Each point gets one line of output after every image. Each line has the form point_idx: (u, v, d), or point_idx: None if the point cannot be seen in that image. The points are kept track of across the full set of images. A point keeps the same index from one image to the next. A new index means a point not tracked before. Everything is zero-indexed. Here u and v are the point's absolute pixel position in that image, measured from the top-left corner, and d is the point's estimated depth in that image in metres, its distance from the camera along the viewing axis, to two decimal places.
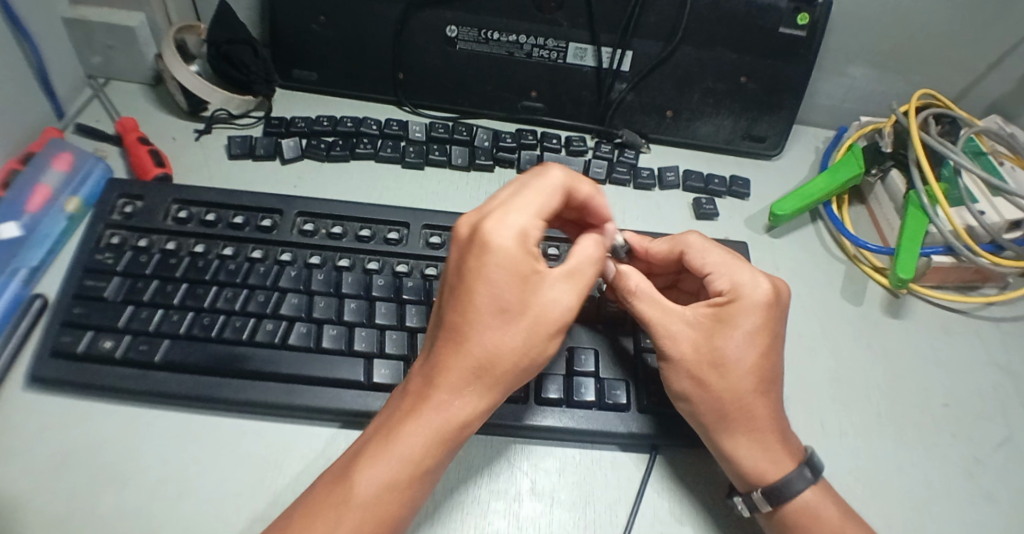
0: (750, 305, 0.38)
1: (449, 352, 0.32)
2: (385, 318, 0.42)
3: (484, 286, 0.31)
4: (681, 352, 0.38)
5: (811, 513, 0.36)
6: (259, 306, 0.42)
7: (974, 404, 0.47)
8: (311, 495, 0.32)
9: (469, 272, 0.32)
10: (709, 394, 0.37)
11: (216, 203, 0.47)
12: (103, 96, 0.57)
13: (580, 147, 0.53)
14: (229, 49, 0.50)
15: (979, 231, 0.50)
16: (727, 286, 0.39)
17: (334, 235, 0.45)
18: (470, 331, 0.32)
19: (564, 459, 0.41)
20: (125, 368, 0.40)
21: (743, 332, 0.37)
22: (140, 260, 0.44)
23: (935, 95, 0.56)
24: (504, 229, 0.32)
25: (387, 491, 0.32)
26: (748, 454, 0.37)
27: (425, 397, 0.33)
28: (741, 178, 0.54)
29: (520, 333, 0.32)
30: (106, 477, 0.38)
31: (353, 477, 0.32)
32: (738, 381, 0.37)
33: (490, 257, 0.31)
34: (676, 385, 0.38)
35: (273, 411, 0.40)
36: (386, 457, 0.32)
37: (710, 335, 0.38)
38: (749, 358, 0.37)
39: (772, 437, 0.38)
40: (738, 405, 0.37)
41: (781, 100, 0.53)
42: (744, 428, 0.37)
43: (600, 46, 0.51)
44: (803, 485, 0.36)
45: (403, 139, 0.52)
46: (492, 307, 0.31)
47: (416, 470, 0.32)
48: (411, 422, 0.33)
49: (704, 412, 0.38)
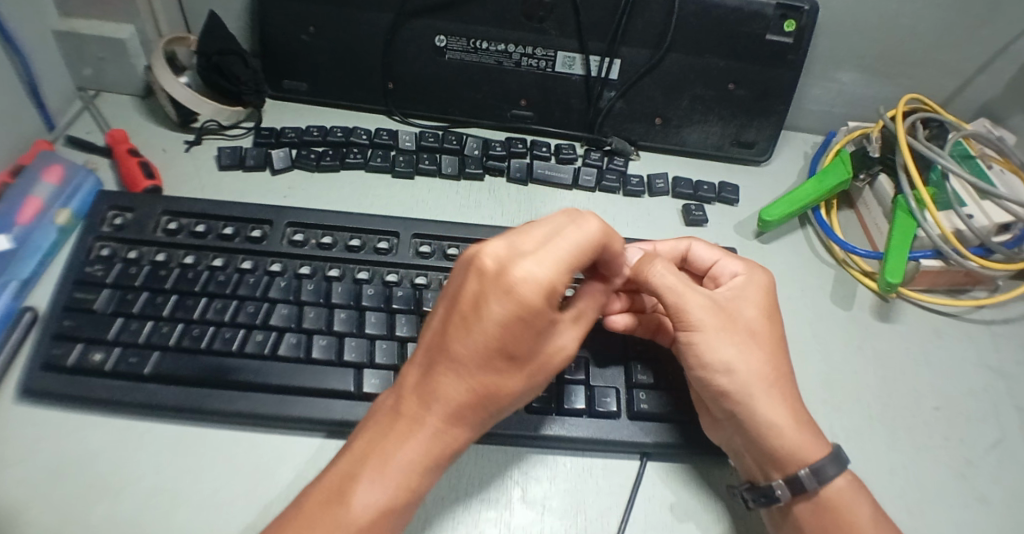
0: (763, 284, 0.41)
1: (453, 387, 0.31)
2: (375, 327, 0.42)
3: (505, 334, 0.29)
4: (719, 320, 0.38)
5: (854, 495, 0.37)
6: (249, 317, 0.42)
7: (965, 406, 0.47)
8: (301, 506, 0.32)
9: (489, 320, 0.29)
10: (751, 360, 0.38)
11: (207, 214, 0.47)
12: (94, 108, 0.57)
13: (570, 155, 0.53)
14: (221, 60, 0.51)
15: (968, 235, 0.50)
16: (739, 268, 0.42)
17: (324, 245, 0.45)
18: (479, 375, 0.31)
19: (556, 467, 0.41)
20: (115, 380, 0.40)
21: (761, 306, 0.40)
22: (130, 272, 0.44)
23: (923, 100, 0.57)
24: (533, 276, 0.29)
25: (380, 515, 0.31)
26: (789, 426, 0.37)
27: (420, 427, 0.32)
28: (730, 184, 0.54)
29: (525, 375, 0.32)
30: (97, 489, 0.38)
31: (344, 503, 0.31)
32: (767, 346, 0.39)
33: (520, 309, 0.29)
34: (723, 352, 0.37)
35: (264, 422, 0.40)
36: (379, 483, 0.31)
37: (733, 307, 0.39)
38: (772, 327, 0.39)
39: (800, 410, 0.38)
40: (775, 372, 0.38)
41: (769, 106, 0.53)
42: (782, 397, 0.38)
43: (589, 54, 0.51)
44: (835, 470, 0.36)
45: (394, 148, 0.52)
46: (507, 354, 0.30)
47: (407, 495, 0.32)
48: (407, 451, 0.32)
49: (747, 380, 0.37)
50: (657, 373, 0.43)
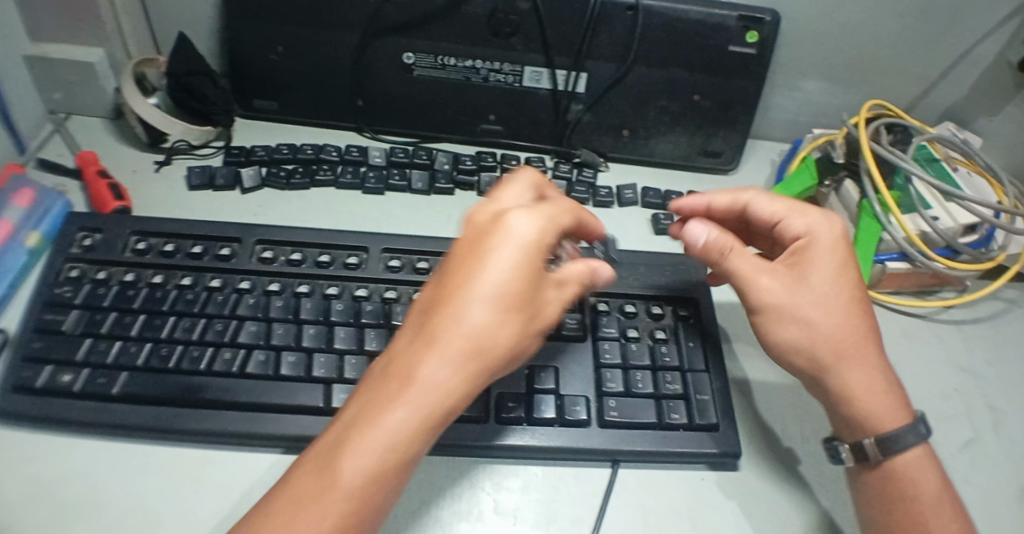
0: (827, 242, 0.39)
1: (451, 329, 0.29)
2: (343, 342, 0.42)
3: (506, 269, 0.30)
4: (780, 295, 0.38)
5: (913, 471, 0.36)
6: (217, 335, 0.42)
7: (937, 405, 0.48)
8: (278, 484, 0.29)
9: (484, 254, 0.30)
10: (829, 336, 0.37)
11: (176, 233, 0.47)
12: (66, 131, 0.57)
13: (539, 167, 0.53)
14: (190, 81, 0.52)
15: (933, 237, 0.51)
16: (802, 228, 0.40)
17: (293, 262, 0.45)
18: (476, 313, 0.29)
19: (528, 477, 0.41)
20: (84, 400, 0.40)
21: (828, 268, 0.38)
22: (98, 293, 0.43)
23: (887, 106, 0.58)
24: (525, 225, 0.31)
25: (370, 484, 0.28)
26: (877, 391, 0.37)
27: (410, 384, 0.29)
28: (699, 193, 0.54)
29: (521, 322, 0.30)
30: (63, 514, 0.37)
31: (321, 475, 0.28)
32: (860, 312, 0.38)
33: (508, 243, 0.30)
34: (783, 332, 0.38)
35: (232, 439, 0.40)
36: (362, 449, 0.28)
37: (803, 277, 0.38)
38: (851, 291, 0.38)
39: (882, 373, 0.38)
40: (846, 341, 0.38)
41: (734, 116, 0.54)
42: (855, 364, 0.38)
43: (555, 68, 0.52)
44: (912, 441, 0.36)
45: (364, 165, 0.52)
46: (507, 295, 0.30)
47: (395, 465, 0.28)
48: (390, 414, 0.28)
49: (818, 356, 0.38)
50: (629, 381, 0.42)
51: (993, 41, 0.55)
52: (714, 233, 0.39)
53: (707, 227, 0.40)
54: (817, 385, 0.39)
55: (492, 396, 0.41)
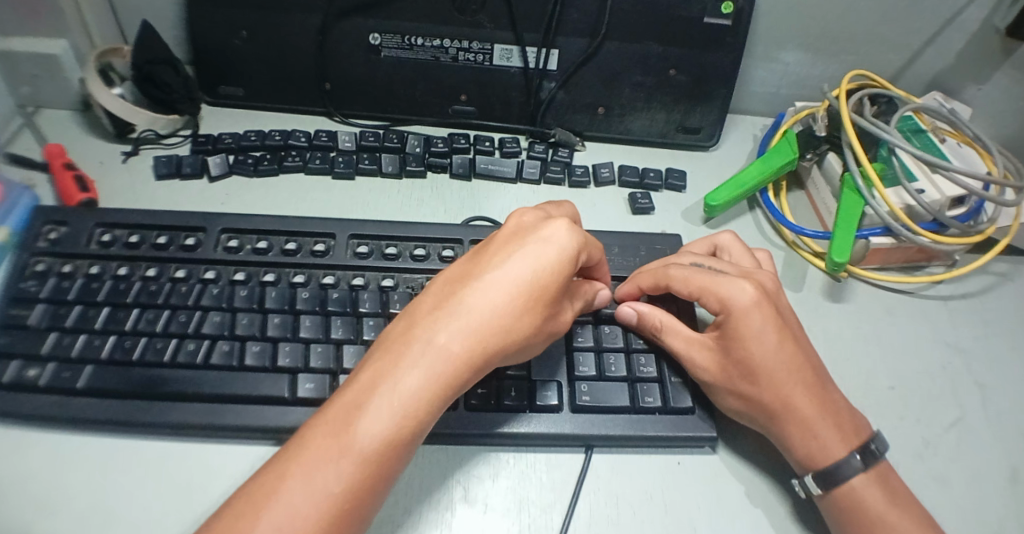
0: (741, 312, 0.38)
1: (468, 309, 0.33)
2: (309, 331, 0.41)
3: (528, 262, 0.34)
4: (710, 373, 0.40)
5: (858, 498, 0.36)
6: (181, 326, 0.41)
7: (922, 384, 0.46)
8: (291, 439, 0.31)
9: (537, 246, 0.34)
10: (758, 400, 0.39)
11: (142, 224, 0.46)
12: (34, 125, 0.56)
13: (513, 148, 0.52)
14: (151, 69, 0.50)
15: (919, 210, 0.49)
16: (717, 300, 0.40)
17: (259, 250, 0.45)
18: (491, 300, 0.33)
19: (498, 464, 0.40)
20: (50, 395, 0.40)
21: (754, 342, 0.38)
22: (63, 286, 0.43)
23: (870, 76, 0.56)
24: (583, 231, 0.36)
25: (386, 445, 0.30)
26: (821, 440, 0.37)
27: (427, 355, 0.32)
28: (677, 170, 0.53)
29: (534, 312, 0.34)
30: (31, 510, 0.37)
31: (332, 430, 0.30)
32: (782, 375, 0.38)
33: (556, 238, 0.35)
34: (723, 402, 0.40)
35: (198, 431, 0.40)
36: (378, 408, 0.31)
37: (729, 350, 0.39)
38: (785, 358, 0.38)
39: (827, 419, 0.38)
40: (782, 402, 0.38)
41: (712, 91, 0.52)
42: (793, 421, 0.38)
43: (525, 46, 0.50)
44: (853, 469, 0.36)
45: (333, 150, 0.51)
46: (531, 284, 0.34)
47: (407, 429, 0.31)
48: (413, 382, 0.31)
49: (757, 416, 0.39)
50: (601, 365, 0.42)
51: (981, 5, 0.53)
52: (645, 312, 0.42)
53: (637, 305, 0.42)
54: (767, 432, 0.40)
55: None
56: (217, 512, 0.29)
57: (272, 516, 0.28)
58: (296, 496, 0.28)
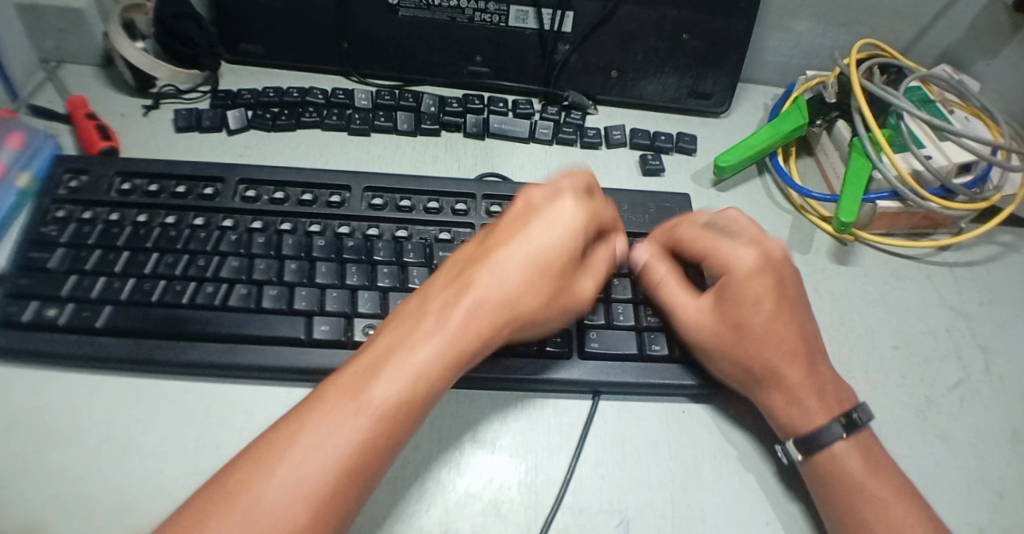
0: (739, 275, 0.40)
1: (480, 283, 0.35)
2: (325, 277, 0.42)
3: (551, 233, 0.37)
4: (699, 330, 0.40)
5: (838, 465, 0.36)
6: (199, 270, 0.42)
7: (925, 346, 0.47)
8: (307, 398, 0.31)
9: (551, 214, 0.37)
10: (744, 364, 0.39)
11: (160, 174, 0.47)
12: (57, 79, 0.57)
13: (527, 109, 0.53)
14: (174, 23, 0.50)
15: (926, 175, 0.50)
16: (719, 261, 0.41)
17: (276, 200, 0.45)
18: (520, 267, 0.36)
19: (507, 409, 0.41)
20: (69, 334, 0.41)
21: (749, 303, 0.39)
22: (84, 231, 0.44)
23: (880, 46, 0.57)
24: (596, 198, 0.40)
25: (400, 403, 0.31)
26: (806, 404, 0.38)
27: (459, 316, 0.34)
28: (688, 134, 0.54)
29: (561, 278, 0.37)
30: (57, 439, 0.39)
31: (363, 384, 0.31)
32: (769, 337, 0.39)
33: (570, 208, 0.37)
34: (714, 367, 0.40)
35: (213, 370, 0.40)
36: (413, 363, 0.32)
37: (722, 313, 0.40)
38: (779, 320, 0.40)
39: (810, 387, 0.39)
40: (772, 366, 0.39)
41: (724, 56, 0.53)
42: (775, 387, 0.39)
43: (541, 7, 0.51)
44: (832, 436, 0.37)
45: (350, 107, 0.52)
46: (547, 254, 0.36)
47: (437, 379, 0.33)
48: (427, 347, 0.33)
49: (742, 378, 0.40)
50: (611, 314, 0.43)
51: None
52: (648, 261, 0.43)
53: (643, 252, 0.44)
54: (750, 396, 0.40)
55: None
56: (223, 471, 0.29)
57: (293, 466, 0.28)
58: (325, 446, 0.29)
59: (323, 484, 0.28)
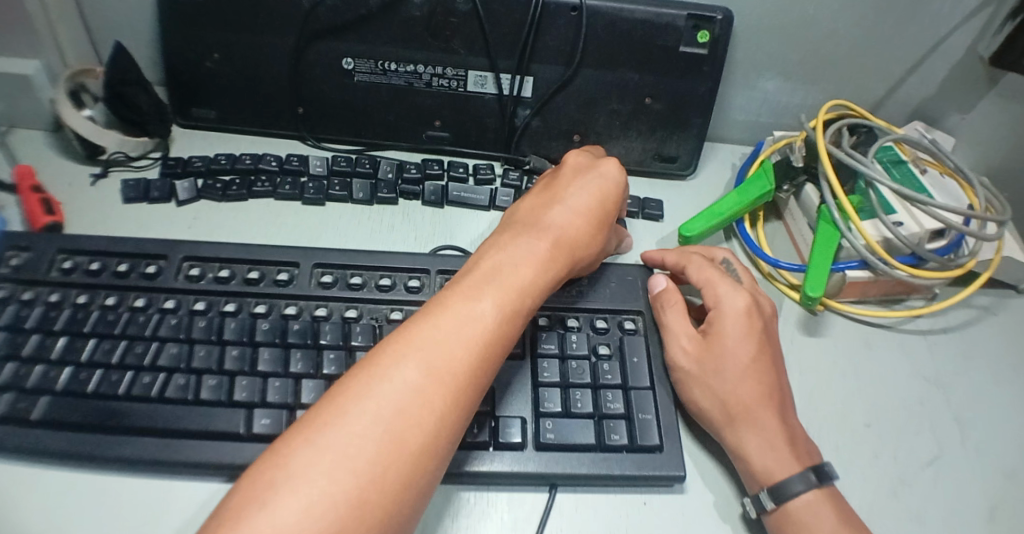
0: (731, 313, 0.43)
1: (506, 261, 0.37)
2: (268, 364, 0.40)
3: (582, 195, 0.42)
4: (685, 358, 0.42)
5: (811, 513, 0.36)
6: (137, 358, 0.40)
7: (899, 420, 0.45)
8: (378, 350, 0.32)
9: (560, 201, 0.42)
10: (720, 396, 0.40)
11: (103, 251, 0.45)
12: (4, 144, 0.55)
13: (487, 175, 0.52)
14: (124, 90, 0.49)
15: (897, 243, 0.49)
16: (716, 298, 0.44)
17: (220, 279, 0.44)
18: (564, 223, 0.41)
19: (460, 503, 0.39)
20: (3, 426, 0.39)
21: (733, 338, 0.42)
22: (21, 314, 0.42)
23: (849, 104, 0.55)
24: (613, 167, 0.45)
25: (455, 378, 0.31)
26: (779, 448, 0.38)
27: (523, 264, 0.37)
28: (654, 199, 0.53)
29: (597, 231, 0.42)
30: None
31: (447, 320, 0.33)
32: (750, 374, 0.41)
33: (599, 179, 0.44)
34: (688, 394, 0.42)
35: (150, 466, 0.38)
36: (492, 303, 0.34)
37: (709, 346, 0.42)
38: (761, 363, 0.41)
39: (781, 432, 0.39)
40: (749, 406, 0.40)
41: (688, 119, 0.52)
42: (749, 424, 0.39)
43: (499, 71, 0.50)
44: (802, 486, 0.37)
45: (304, 174, 0.51)
46: (577, 218, 0.41)
47: (511, 326, 0.34)
48: (468, 323, 0.33)
49: (715, 416, 0.41)
50: (568, 401, 0.41)
51: (962, 34, 0.52)
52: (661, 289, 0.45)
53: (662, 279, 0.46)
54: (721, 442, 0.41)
55: None
56: (227, 495, 0.26)
57: (379, 409, 0.28)
58: (416, 380, 0.30)
59: (410, 433, 0.28)
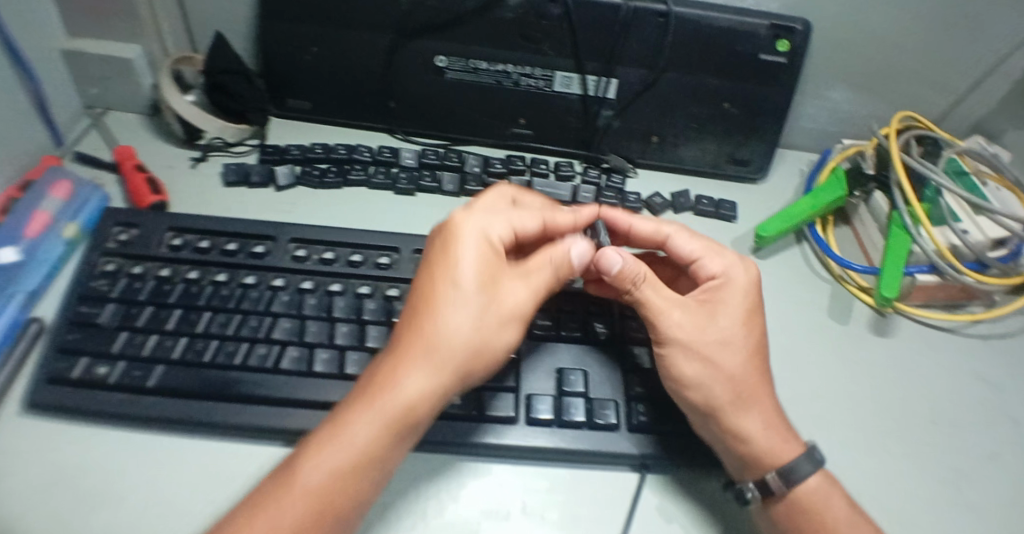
0: (740, 287, 0.41)
1: (409, 335, 0.34)
2: (376, 341, 0.42)
3: (449, 269, 0.35)
4: (691, 333, 0.39)
5: (820, 501, 0.37)
6: (252, 330, 0.42)
7: (963, 419, 0.47)
8: (327, 418, 0.34)
9: (461, 249, 0.36)
10: (724, 375, 0.38)
11: (211, 230, 0.48)
12: (101, 126, 0.58)
13: (568, 171, 0.54)
14: (224, 78, 0.52)
15: (964, 250, 0.50)
16: (720, 269, 0.42)
17: (325, 260, 0.46)
18: (426, 294, 0.35)
19: (555, 479, 0.40)
20: (117, 393, 0.40)
21: (734, 311, 0.40)
22: (135, 287, 0.44)
23: (917, 118, 0.58)
24: (469, 222, 0.37)
25: (346, 473, 0.32)
26: (776, 434, 0.38)
27: (404, 353, 0.34)
28: (728, 201, 0.55)
29: (495, 286, 0.36)
30: (91, 502, 0.37)
31: (364, 398, 0.33)
32: (752, 352, 0.40)
33: (462, 243, 0.36)
34: (685, 369, 0.39)
35: (259, 433, 0.40)
36: (388, 383, 0.33)
37: (713, 316, 0.40)
38: (756, 341, 0.40)
39: (773, 413, 0.39)
40: (748, 386, 0.39)
41: (762, 124, 0.54)
42: (752, 405, 0.38)
43: (586, 73, 0.52)
44: (809, 469, 0.37)
45: (395, 165, 0.53)
46: (482, 265, 0.36)
47: (407, 421, 0.33)
48: (364, 415, 0.33)
49: (721, 396, 0.38)
50: (652, 385, 0.42)
51: None
52: (630, 263, 0.39)
53: (623, 254, 0.39)
54: (708, 424, 0.38)
55: (521, 396, 0.41)
56: None
57: (290, 512, 0.31)
58: (336, 463, 0.32)
59: (335, 511, 0.31)
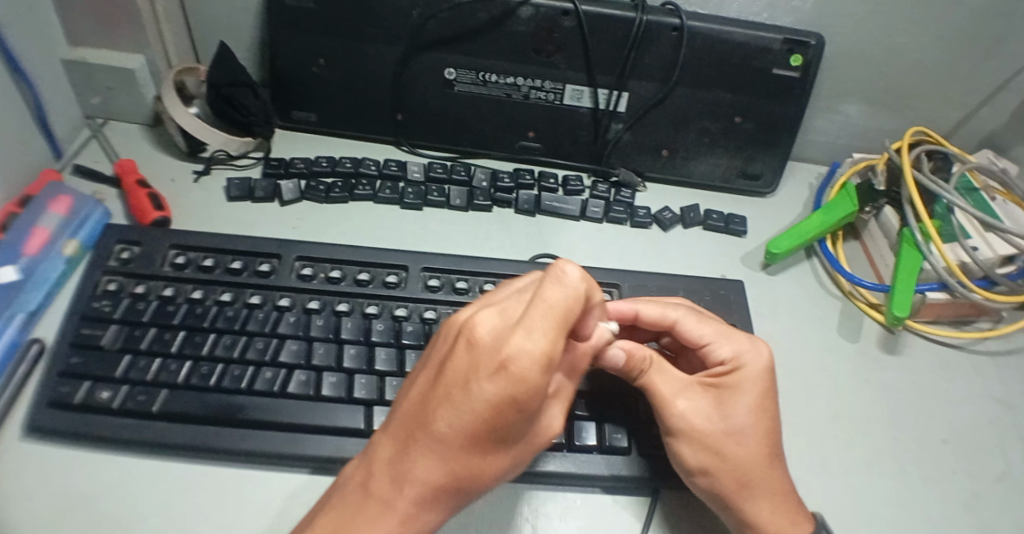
0: (754, 374, 0.38)
1: (428, 462, 0.29)
2: (385, 364, 0.42)
3: (495, 423, 0.26)
4: (698, 422, 0.37)
5: None
6: (259, 353, 0.42)
7: (972, 438, 0.46)
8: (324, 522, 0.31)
9: (511, 391, 0.24)
10: (728, 461, 0.36)
11: (215, 248, 0.47)
12: (101, 137, 0.57)
13: (577, 187, 0.54)
14: (230, 92, 0.51)
15: (972, 266, 0.50)
16: (730, 354, 0.38)
17: (332, 279, 0.45)
18: (455, 440, 0.27)
19: (566, 504, 0.39)
20: (122, 418, 0.39)
21: (743, 399, 0.37)
22: (138, 307, 0.43)
23: (927, 133, 0.57)
24: (531, 356, 0.24)
25: None
26: (783, 522, 0.36)
27: (421, 480, 0.29)
28: (738, 215, 0.55)
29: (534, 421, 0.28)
30: (96, 529, 0.36)
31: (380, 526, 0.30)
32: (762, 439, 0.37)
33: (513, 394, 0.24)
34: (688, 457, 0.37)
35: (266, 459, 0.39)
36: (407, 510, 0.30)
37: (722, 403, 0.37)
38: (767, 425, 0.37)
39: (785, 497, 0.37)
40: (758, 472, 0.36)
41: (774, 139, 0.54)
42: (759, 493, 0.36)
43: (597, 87, 0.51)
44: None
45: (402, 180, 0.53)
46: (526, 409, 0.26)
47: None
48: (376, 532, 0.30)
49: (725, 483, 0.36)
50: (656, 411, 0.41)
51: None
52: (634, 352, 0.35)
53: (626, 345, 0.35)
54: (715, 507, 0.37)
55: None
56: None
57: None
58: None
59: None
